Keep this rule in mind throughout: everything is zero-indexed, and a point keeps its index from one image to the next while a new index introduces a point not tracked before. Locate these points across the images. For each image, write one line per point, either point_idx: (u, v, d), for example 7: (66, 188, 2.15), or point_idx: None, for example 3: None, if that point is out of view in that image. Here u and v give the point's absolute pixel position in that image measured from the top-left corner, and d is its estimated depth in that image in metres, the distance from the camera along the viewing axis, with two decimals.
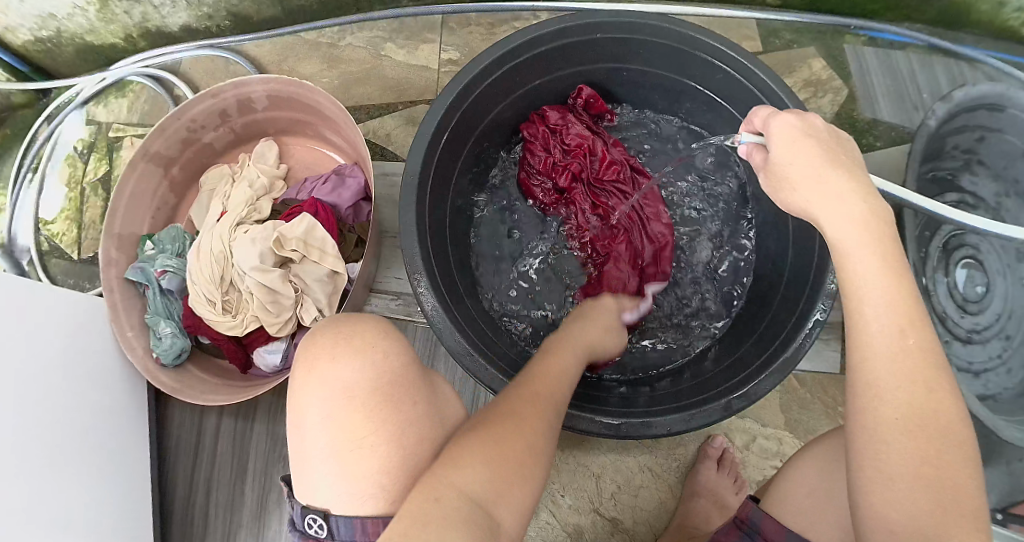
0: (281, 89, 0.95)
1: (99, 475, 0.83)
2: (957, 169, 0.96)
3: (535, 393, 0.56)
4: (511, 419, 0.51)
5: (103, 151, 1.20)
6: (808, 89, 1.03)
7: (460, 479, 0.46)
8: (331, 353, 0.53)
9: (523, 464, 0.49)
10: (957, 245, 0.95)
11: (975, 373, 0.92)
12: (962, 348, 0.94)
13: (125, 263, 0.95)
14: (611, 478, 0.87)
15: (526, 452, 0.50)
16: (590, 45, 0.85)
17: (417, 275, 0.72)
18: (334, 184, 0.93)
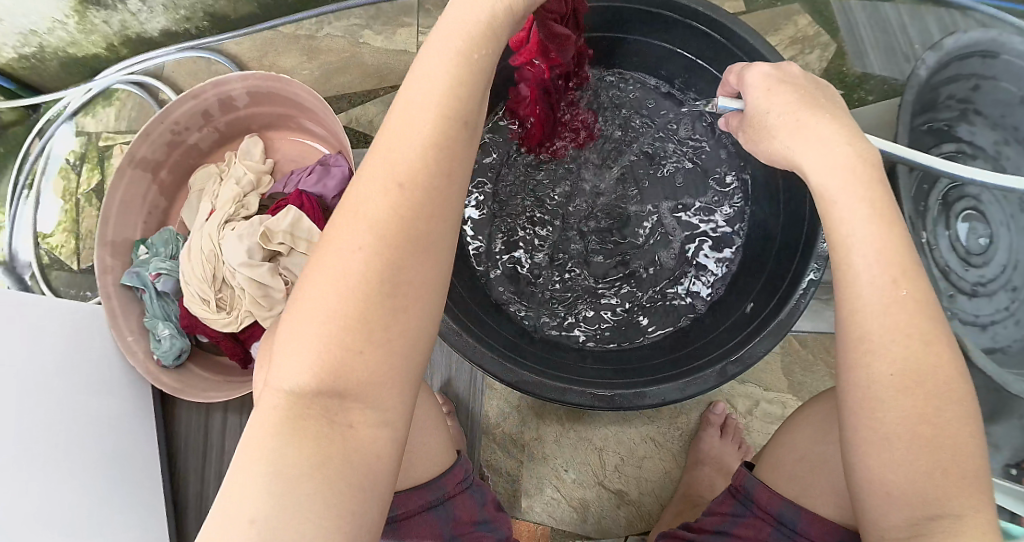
0: (260, 85, 0.95)
1: (109, 478, 0.84)
2: (953, 119, 0.93)
3: (363, 199, 0.41)
4: (335, 263, 0.41)
5: (95, 161, 1.22)
6: (794, 46, 1.01)
7: (282, 376, 0.41)
8: (267, 345, 0.56)
9: (353, 328, 0.40)
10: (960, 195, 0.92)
11: (983, 326, 0.90)
12: (968, 302, 0.91)
13: (120, 269, 0.95)
14: (613, 451, 0.87)
15: (344, 310, 0.40)
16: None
17: None
18: (319, 175, 0.93)
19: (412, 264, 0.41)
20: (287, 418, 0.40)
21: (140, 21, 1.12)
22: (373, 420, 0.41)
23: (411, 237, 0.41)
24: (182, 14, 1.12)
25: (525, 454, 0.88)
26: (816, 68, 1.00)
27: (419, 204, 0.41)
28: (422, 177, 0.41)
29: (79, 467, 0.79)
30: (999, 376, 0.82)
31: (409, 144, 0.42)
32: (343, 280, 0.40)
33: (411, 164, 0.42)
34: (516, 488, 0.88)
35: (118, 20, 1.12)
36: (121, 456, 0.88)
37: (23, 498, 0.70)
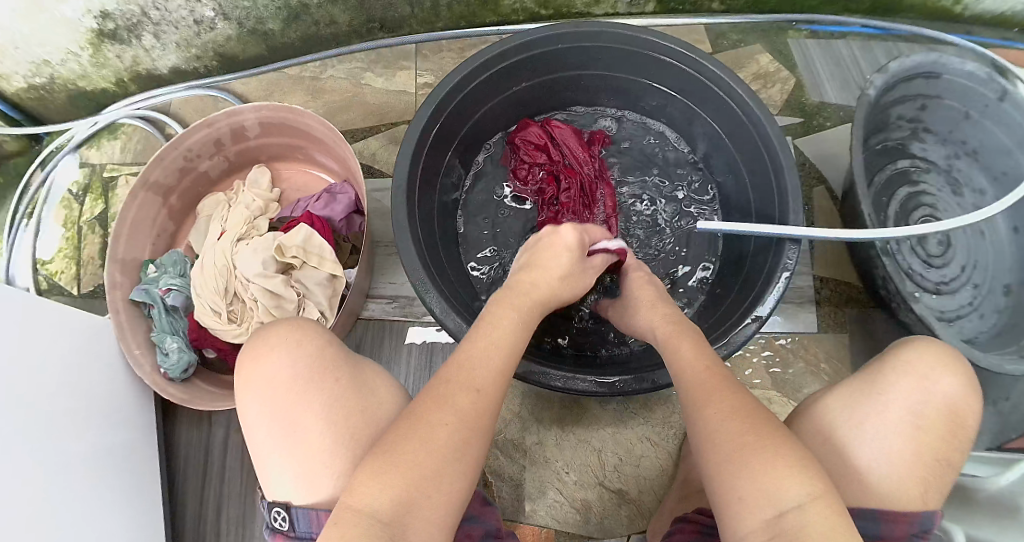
0: (272, 116, 1.01)
1: (115, 492, 0.85)
2: (905, 138, 1.05)
3: (446, 392, 0.56)
4: (420, 432, 0.53)
5: (98, 191, 1.25)
6: (757, 81, 1.13)
7: (357, 502, 0.50)
8: (253, 356, 0.61)
9: (430, 475, 0.52)
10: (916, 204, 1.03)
11: (950, 320, 0.98)
12: (934, 299, 0.99)
13: (129, 286, 0.97)
14: (612, 452, 0.91)
15: (425, 460, 0.52)
16: (557, 55, 0.94)
17: (413, 265, 0.78)
18: (327, 200, 1.00)
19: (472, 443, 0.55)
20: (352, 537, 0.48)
21: (153, 57, 1.19)
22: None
23: (477, 423, 0.56)
24: (194, 52, 1.19)
25: (527, 459, 0.91)
26: (778, 99, 1.12)
27: (481, 392, 0.57)
28: (479, 381, 0.58)
29: (88, 479, 0.80)
30: (969, 351, 0.82)
31: (484, 367, 0.59)
32: (424, 441, 0.53)
33: (497, 343, 0.62)
34: (519, 493, 0.90)
35: (130, 56, 1.18)
36: (126, 471, 0.88)
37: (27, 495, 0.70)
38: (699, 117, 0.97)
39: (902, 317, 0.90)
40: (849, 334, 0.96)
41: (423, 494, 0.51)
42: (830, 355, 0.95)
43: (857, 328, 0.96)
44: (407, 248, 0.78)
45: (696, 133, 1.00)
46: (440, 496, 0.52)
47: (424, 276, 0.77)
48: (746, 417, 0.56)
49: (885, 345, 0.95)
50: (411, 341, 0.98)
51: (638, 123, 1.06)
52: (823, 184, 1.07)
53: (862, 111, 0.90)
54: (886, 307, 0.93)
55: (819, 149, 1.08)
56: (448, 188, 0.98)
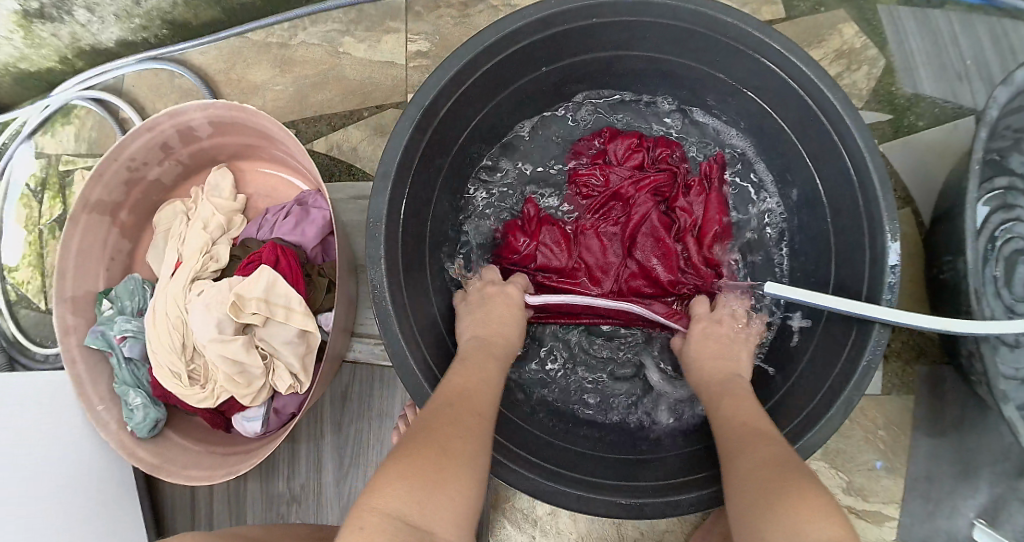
0: (221, 115, 0.82)
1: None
2: (1005, 149, 0.80)
3: (451, 400, 0.55)
4: (448, 424, 0.52)
5: (56, 189, 1.10)
6: (839, 62, 0.87)
7: (381, 503, 0.44)
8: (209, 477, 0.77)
9: (442, 465, 0.48)
10: (1006, 235, 0.81)
11: (1023, 380, 0.80)
12: (1008, 353, 0.80)
13: (84, 327, 0.86)
14: (631, 525, 0.80)
15: (444, 456, 0.48)
16: (559, 42, 0.73)
17: (392, 331, 0.64)
18: (296, 219, 0.82)
19: (467, 434, 0.51)
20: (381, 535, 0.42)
21: (92, 31, 1.00)
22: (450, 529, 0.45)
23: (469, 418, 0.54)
24: (137, 22, 0.99)
25: (537, 530, 0.80)
26: (862, 89, 0.86)
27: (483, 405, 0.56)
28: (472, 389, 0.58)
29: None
30: None
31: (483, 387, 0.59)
32: (437, 437, 0.50)
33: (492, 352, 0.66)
34: None
35: (67, 32, 1.00)
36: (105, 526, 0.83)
37: None
38: (782, 127, 0.76)
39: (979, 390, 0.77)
40: (916, 397, 0.84)
41: (439, 487, 0.46)
42: (891, 422, 0.84)
43: (925, 390, 0.83)
44: (392, 334, 0.64)
45: (766, 139, 0.80)
46: (459, 480, 0.48)
47: (416, 372, 0.64)
48: (769, 451, 0.51)
49: (953, 410, 0.83)
50: (403, 394, 0.84)
51: (710, 128, 0.85)
52: (911, 205, 0.84)
53: (982, 138, 0.67)
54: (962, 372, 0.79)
55: (912, 156, 0.84)
56: (451, 187, 0.80)
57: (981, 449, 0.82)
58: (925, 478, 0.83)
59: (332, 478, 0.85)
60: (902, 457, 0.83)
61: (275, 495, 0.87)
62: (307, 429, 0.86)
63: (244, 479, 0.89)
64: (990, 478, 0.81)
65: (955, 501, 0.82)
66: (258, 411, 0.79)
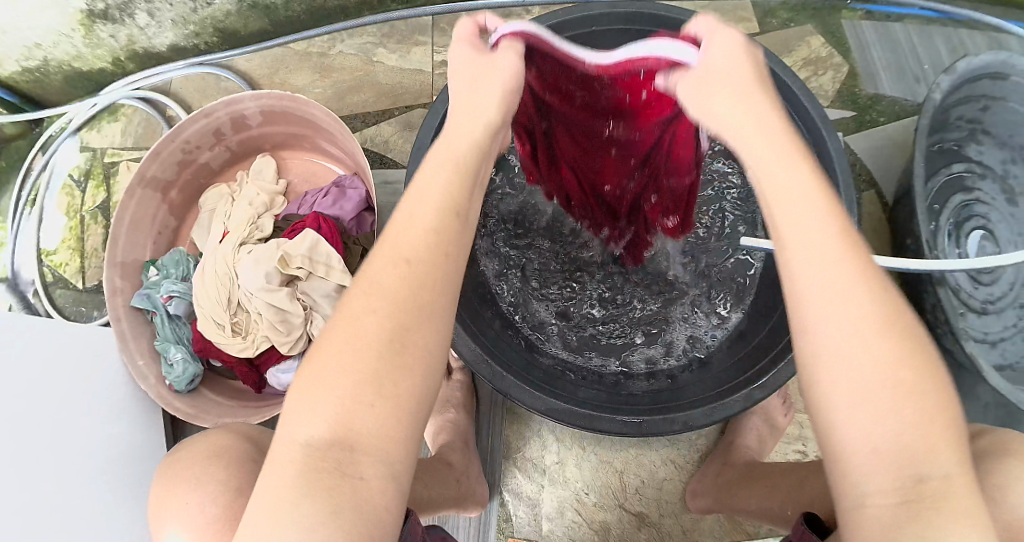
0: (274, 104, 0.93)
1: (127, 506, 0.84)
2: (962, 139, 0.94)
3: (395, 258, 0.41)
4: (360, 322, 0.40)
5: (100, 178, 1.19)
6: (807, 68, 1.02)
7: (290, 433, 0.39)
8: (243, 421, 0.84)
9: (370, 381, 0.39)
10: (965, 215, 0.94)
11: (991, 343, 0.90)
12: (977, 319, 0.91)
13: (130, 290, 0.93)
14: (634, 473, 0.87)
15: (374, 368, 0.39)
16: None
17: None
18: (335, 197, 0.92)
19: (420, 328, 0.40)
20: (303, 470, 0.37)
21: (148, 35, 1.11)
22: (382, 472, 0.38)
23: (415, 303, 0.41)
24: (190, 29, 1.10)
25: (546, 478, 0.87)
26: (828, 90, 1.01)
27: (426, 274, 0.41)
28: (422, 254, 0.41)
29: (97, 494, 0.80)
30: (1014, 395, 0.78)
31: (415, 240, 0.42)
32: (349, 345, 0.39)
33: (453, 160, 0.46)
34: (537, 512, 0.87)
35: (125, 35, 1.11)
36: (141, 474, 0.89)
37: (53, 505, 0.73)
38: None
39: (946, 344, 0.86)
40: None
41: (356, 418, 0.38)
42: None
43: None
44: None
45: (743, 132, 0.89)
46: (396, 395, 0.39)
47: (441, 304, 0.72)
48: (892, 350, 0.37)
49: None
50: None
51: None
52: (875, 188, 0.97)
53: (926, 122, 0.80)
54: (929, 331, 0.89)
55: (876, 147, 0.98)
56: None
57: None
58: None
59: None
60: None
61: None
62: None
63: None
64: None
65: None
66: (292, 364, 0.86)
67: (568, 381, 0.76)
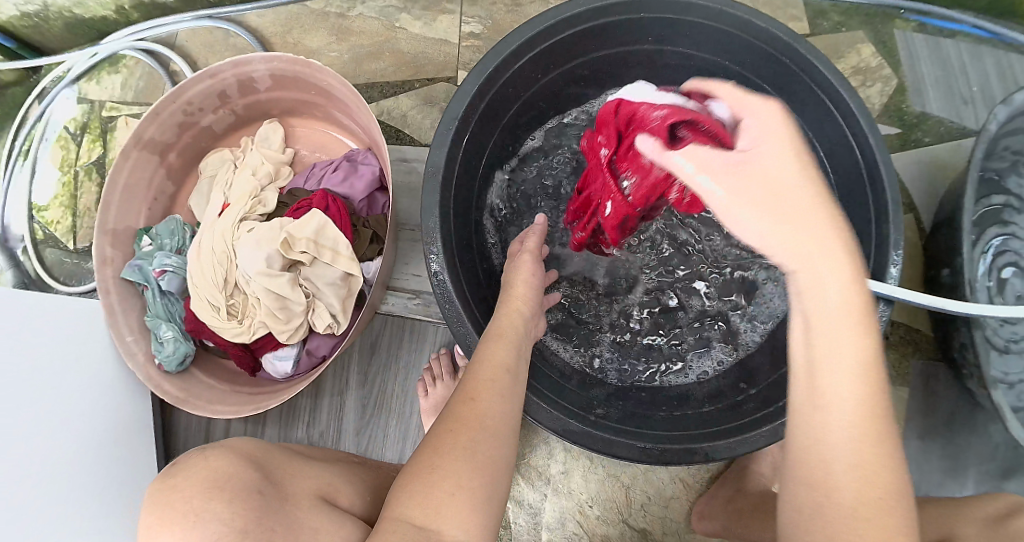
0: (285, 69, 0.86)
1: (92, 516, 0.78)
2: (1003, 169, 0.86)
3: (476, 385, 0.57)
4: (453, 422, 0.54)
5: (97, 133, 1.13)
6: (856, 78, 0.97)
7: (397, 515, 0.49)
8: (237, 409, 0.80)
9: (455, 467, 0.51)
10: (999, 249, 0.88)
11: (1011, 384, 0.83)
12: (998, 358, 0.84)
13: (121, 261, 0.89)
14: (641, 489, 0.84)
15: (458, 461, 0.51)
16: (606, 31, 0.79)
17: (432, 248, 0.69)
18: (346, 172, 0.86)
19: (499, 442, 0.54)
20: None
21: None
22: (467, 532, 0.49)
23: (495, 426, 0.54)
24: None
25: (549, 487, 0.84)
26: (875, 103, 0.96)
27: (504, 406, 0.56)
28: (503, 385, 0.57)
29: (63, 499, 0.75)
30: None
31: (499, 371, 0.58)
32: (460, 447, 0.52)
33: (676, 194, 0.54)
34: (537, 521, 0.84)
35: None
36: (125, 454, 0.86)
37: (27, 488, 0.70)
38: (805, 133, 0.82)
39: (970, 387, 0.83)
40: (909, 390, 0.89)
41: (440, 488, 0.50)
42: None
43: (919, 384, 0.89)
44: (440, 277, 0.68)
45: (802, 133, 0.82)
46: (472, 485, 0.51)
47: (462, 311, 0.68)
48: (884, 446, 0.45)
49: (942, 405, 0.88)
50: (434, 343, 0.89)
51: None
52: (914, 213, 0.94)
53: (978, 154, 0.76)
54: (955, 369, 0.85)
55: (918, 171, 0.94)
56: (503, 142, 0.85)
57: (967, 447, 0.87)
58: (916, 470, 0.88)
59: (353, 428, 0.87)
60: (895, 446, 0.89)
61: (294, 440, 0.89)
62: (333, 376, 0.89)
63: (263, 423, 0.91)
64: (976, 476, 0.86)
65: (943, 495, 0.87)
66: (291, 351, 0.82)
67: (583, 395, 0.72)
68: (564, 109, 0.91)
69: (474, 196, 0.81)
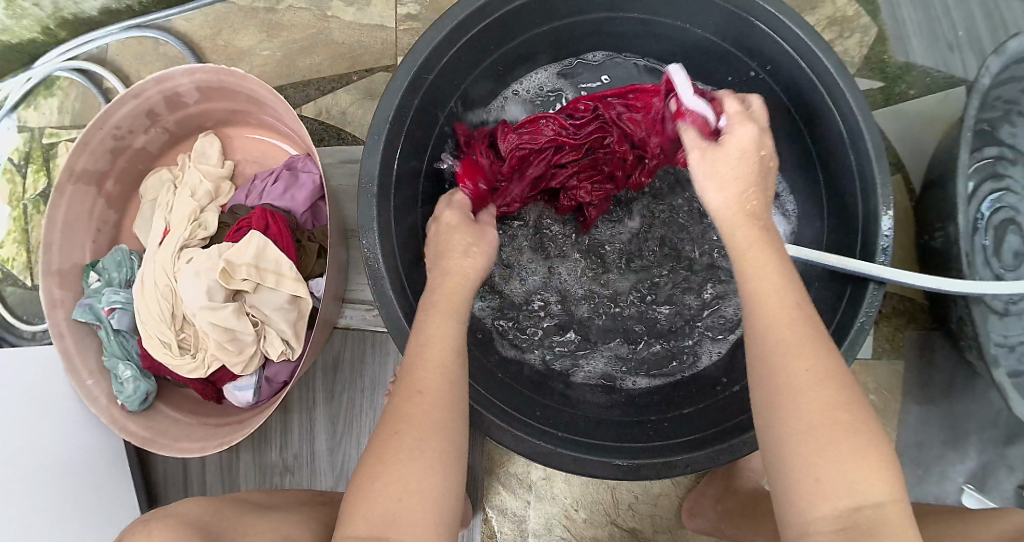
0: (210, 79, 0.81)
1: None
2: (995, 120, 0.80)
3: (416, 377, 0.50)
4: (394, 425, 0.48)
5: (40, 162, 1.08)
6: (832, 28, 0.89)
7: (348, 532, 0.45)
8: (203, 446, 0.77)
9: (401, 474, 0.46)
10: (994, 205, 0.81)
11: (1010, 346, 0.78)
12: (998, 321, 0.78)
13: (71, 301, 0.86)
14: (627, 489, 0.81)
15: (407, 467, 0.46)
16: (546, 4, 0.72)
17: (376, 270, 0.64)
18: (286, 183, 0.81)
19: (446, 435, 0.48)
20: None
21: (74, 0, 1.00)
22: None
23: (443, 422, 0.49)
24: None
25: (532, 495, 0.82)
26: (854, 55, 0.89)
27: (451, 397, 0.50)
28: (443, 373, 0.50)
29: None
30: None
31: (442, 359, 0.51)
32: (407, 450, 0.47)
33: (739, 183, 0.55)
34: (524, 530, 0.81)
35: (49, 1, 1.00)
36: (102, 497, 0.85)
37: None
38: (778, 97, 0.75)
39: (968, 355, 0.78)
40: (904, 361, 0.84)
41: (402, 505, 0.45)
42: (881, 386, 0.85)
43: (914, 354, 0.84)
44: (385, 296, 0.64)
45: (776, 98, 0.76)
46: (420, 489, 0.46)
47: (412, 336, 0.63)
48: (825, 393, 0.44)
49: (938, 375, 0.83)
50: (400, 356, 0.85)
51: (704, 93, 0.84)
52: (902, 172, 0.87)
53: (972, 108, 0.70)
54: (954, 339, 0.80)
55: (904, 124, 0.87)
56: (450, 138, 0.79)
57: (966, 415, 0.83)
58: (915, 443, 0.84)
59: (328, 449, 0.85)
60: (893, 421, 0.84)
61: (270, 465, 0.87)
62: (300, 397, 0.86)
63: (238, 449, 0.89)
64: (978, 444, 0.82)
65: (944, 467, 0.83)
66: (249, 380, 0.78)
67: (558, 410, 0.69)
68: (514, 92, 0.84)
69: (421, 199, 0.76)
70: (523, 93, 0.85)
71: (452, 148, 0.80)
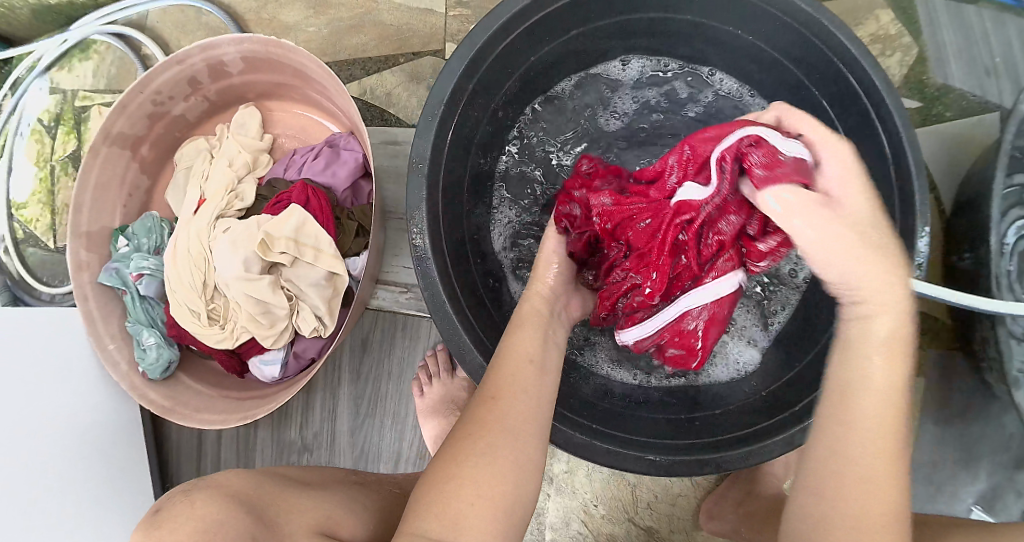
0: (256, 50, 0.80)
1: (82, 536, 0.74)
2: None
3: (504, 380, 0.51)
4: (473, 424, 0.48)
5: (71, 124, 1.07)
6: (875, 45, 0.89)
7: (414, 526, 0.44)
8: (225, 419, 0.76)
9: (468, 466, 0.46)
10: None
11: None
12: None
13: (97, 263, 0.85)
14: (647, 487, 0.80)
15: (474, 461, 0.46)
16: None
17: (421, 250, 0.64)
18: (327, 160, 0.80)
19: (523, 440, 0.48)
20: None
21: None
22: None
23: (518, 426, 0.48)
24: None
25: (552, 486, 0.81)
26: (896, 73, 0.89)
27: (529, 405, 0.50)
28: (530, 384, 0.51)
29: (45, 523, 0.71)
30: None
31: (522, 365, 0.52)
32: (483, 447, 0.47)
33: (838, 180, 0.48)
34: (540, 521, 0.81)
35: None
36: (114, 465, 0.83)
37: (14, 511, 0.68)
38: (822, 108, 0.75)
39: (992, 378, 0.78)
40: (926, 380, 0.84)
41: (459, 498, 0.45)
42: None
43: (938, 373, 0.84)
44: (428, 278, 0.63)
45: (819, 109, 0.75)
46: (488, 485, 0.46)
47: (454, 318, 0.63)
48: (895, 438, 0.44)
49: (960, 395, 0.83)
50: (428, 341, 0.84)
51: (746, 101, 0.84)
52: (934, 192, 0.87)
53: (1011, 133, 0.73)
54: (977, 359, 0.79)
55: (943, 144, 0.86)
56: (495, 126, 0.79)
57: (981, 438, 0.81)
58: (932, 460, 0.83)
59: (347, 430, 0.84)
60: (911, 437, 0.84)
61: (288, 443, 0.86)
62: (324, 377, 0.85)
63: (255, 425, 0.88)
64: (990, 466, 0.80)
65: (957, 487, 0.82)
66: (276, 355, 0.78)
67: (590, 402, 0.68)
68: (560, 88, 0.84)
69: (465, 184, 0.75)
70: (566, 90, 0.85)
71: (495, 135, 0.80)
